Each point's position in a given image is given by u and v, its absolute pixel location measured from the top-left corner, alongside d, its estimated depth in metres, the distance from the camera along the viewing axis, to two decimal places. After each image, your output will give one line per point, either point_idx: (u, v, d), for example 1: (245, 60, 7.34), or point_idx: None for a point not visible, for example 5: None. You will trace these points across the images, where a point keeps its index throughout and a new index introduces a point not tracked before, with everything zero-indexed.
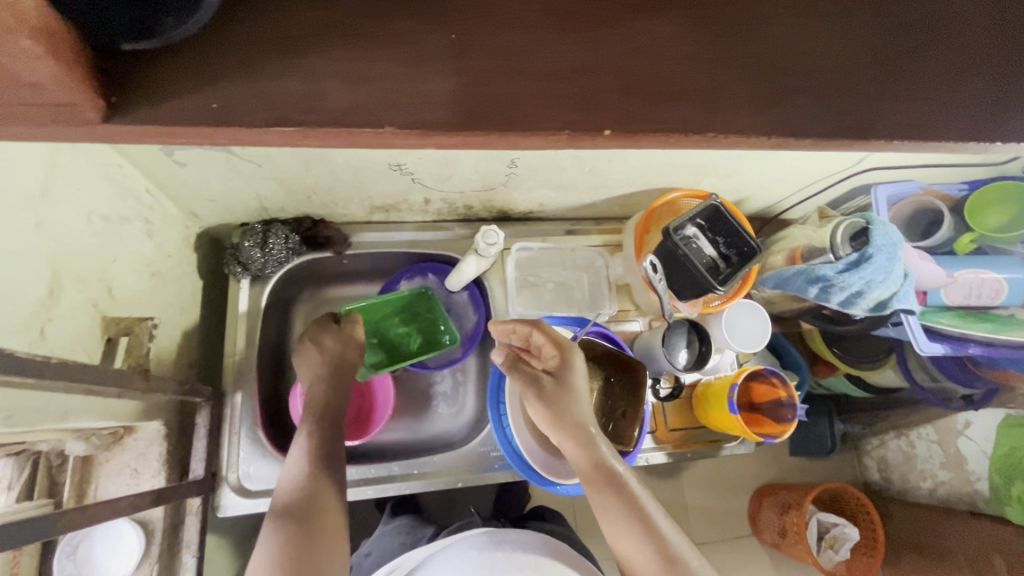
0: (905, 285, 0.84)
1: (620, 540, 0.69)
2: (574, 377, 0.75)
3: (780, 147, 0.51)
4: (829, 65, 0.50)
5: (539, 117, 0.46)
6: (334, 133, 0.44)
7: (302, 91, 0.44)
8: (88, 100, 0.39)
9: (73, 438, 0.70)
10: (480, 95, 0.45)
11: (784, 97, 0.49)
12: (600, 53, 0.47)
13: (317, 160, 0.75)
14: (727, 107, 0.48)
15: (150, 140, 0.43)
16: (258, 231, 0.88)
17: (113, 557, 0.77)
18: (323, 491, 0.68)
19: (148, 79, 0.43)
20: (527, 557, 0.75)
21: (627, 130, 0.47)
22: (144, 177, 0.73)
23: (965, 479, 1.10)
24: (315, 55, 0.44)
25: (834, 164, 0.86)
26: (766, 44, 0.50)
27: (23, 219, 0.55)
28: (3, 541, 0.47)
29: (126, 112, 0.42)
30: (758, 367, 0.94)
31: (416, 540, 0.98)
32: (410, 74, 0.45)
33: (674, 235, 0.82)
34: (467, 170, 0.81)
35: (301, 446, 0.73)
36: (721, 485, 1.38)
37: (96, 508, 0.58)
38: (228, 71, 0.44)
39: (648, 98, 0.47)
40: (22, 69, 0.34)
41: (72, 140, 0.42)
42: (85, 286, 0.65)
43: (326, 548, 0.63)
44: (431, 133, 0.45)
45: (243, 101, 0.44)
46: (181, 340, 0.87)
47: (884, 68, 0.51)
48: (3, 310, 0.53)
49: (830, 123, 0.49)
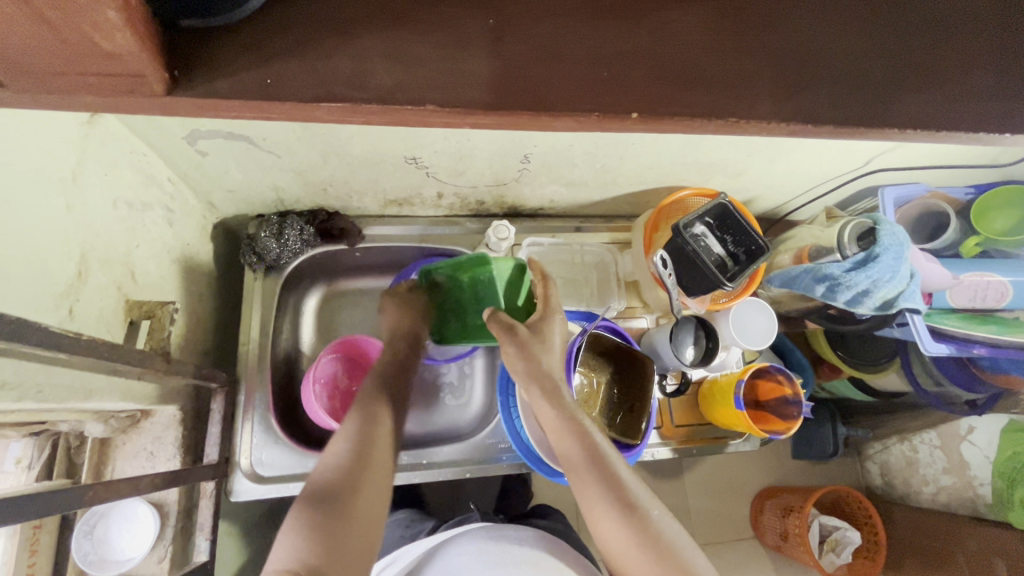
0: (910, 285, 0.86)
1: (596, 515, 0.67)
2: (554, 331, 0.75)
3: (799, 135, 0.52)
4: (851, 54, 0.52)
5: (570, 98, 0.48)
6: (378, 110, 0.46)
7: (348, 69, 0.46)
8: (157, 72, 0.41)
9: (93, 419, 0.72)
10: (514, 77, 0.47)
11: (805, 85, 0.51)
12: (631, 39, 0.49)
13: (336, 153, 0.76)
14: (752, 92, 0.50)
15: (199, 115, 0.45)
16: (274, 222, 0.90)
17: (131, 538, 0.79)
18: (362, 483, 0.64)
19: (196, 59, 0.44)
20: (524, 552, 0.76)
21: (656, 113, 0.48)
22: (167, 165, 0.75)
23: (967, 483, 1.12)
24: (357, 37, 0.46)
25: (842, 164, 0.87)
26: (791, 33, 0.51)
27: (54, 202, 0.57)
28: (31, 510, 0.48)
29: (189, 84, 0.44)
30: (765, 364, 0.95)
31: (415, 534, 0.99)
32: (448, 55, 0.47)
33: (685, 232, 0.83)
34: (481, 165, 0.83)
35: (348, 432, 0.69)
36: (724, 484, 1.38)
37: (118, 484, 0.59)
38: (283, 48, 0.45)
39: (676, 84, 0.49)
40: (107, 39, 0.36)
41: (128, 112, 0.44)
42: (111, 268, 0.67)
43: (354, 540, 0.59)
44: (467, 112, 0.46)
45: (293, 81, 0.45)
46: (197, 327, 0.89)
47: (902, 59, 0.52)
48: (36, 286, 0.55)
49: (849, 111, 0.51)
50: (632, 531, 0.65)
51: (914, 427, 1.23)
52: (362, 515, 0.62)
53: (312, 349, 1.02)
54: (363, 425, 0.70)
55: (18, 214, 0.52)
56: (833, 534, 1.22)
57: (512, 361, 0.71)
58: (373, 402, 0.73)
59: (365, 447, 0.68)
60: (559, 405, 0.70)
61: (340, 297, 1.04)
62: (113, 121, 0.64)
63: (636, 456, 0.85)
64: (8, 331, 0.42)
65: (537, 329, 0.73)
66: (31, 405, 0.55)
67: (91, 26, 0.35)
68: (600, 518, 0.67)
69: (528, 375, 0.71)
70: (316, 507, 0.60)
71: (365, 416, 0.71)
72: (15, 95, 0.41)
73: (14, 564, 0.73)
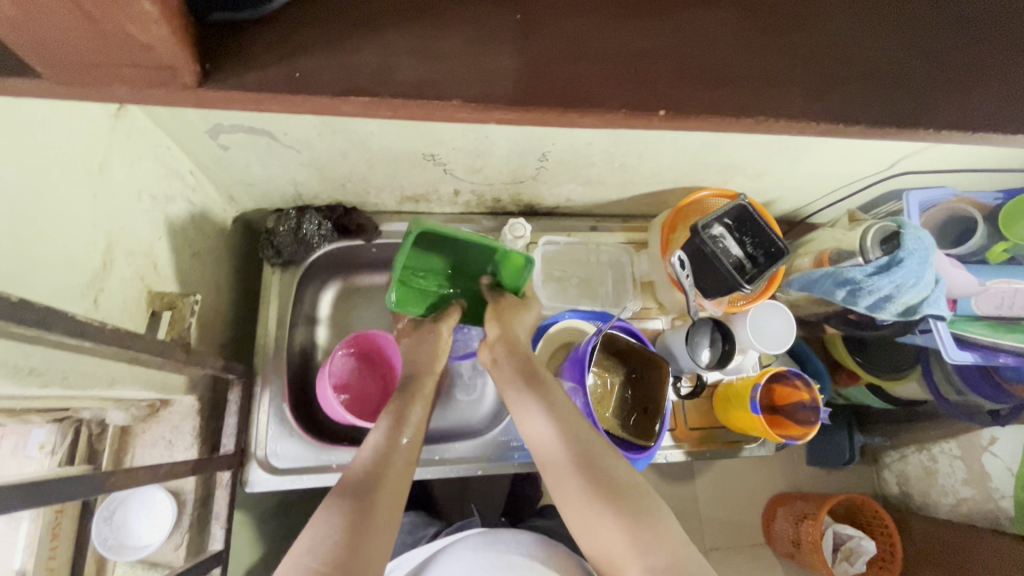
0: (936, 291, 0.83)
1: (575, 501, 0.65)
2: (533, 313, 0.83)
3: (830, 135, 0.51)
4: (883, 52, 0.51)
5: (596, 95, 0.47)
6: (406, 104, 0.46)
7: (377, 65, 0.46)
8: (188, 66, 0.42)
9: (114, 406, 0.73)
10: (543, 74, 0.47)
11: (838, 83, 0.50)
12: (659, 36, 0.48)
13: (355, 148, 0.77)
14: (781, 91, 0.49)
15: (229, 108, 0.46)
16: (292, 217, 0.90)
17: (148, 525, 0.80)
18: (385, 485, 0.65)
19: (227, 53, 0.45)
20: (522, 554, 0.70)
21: (683, 110, 0.48)
22: (189, 159, 0.76)
23: (988, 495, 1.09)
24: (387, 32, 0.46)
25: (866, 166, 0.86)
26: (824, 31, 0.50)
27: (82, 193, 0.58)
28: (57, 494, 0.49)
29: (219, 77, 0.44)
30: (783, 367, 0.94)
31: (417, 541, 0.97)
32: (476, 50, 0.47)
33: (702, 233, 0.82)
34: (499, 162, 0.83)
35: (378, 435, 0.71)
36: (736, 490, 1.37)
37: (137, 471, 0.60)
38: (311, 44, 0.46)
39: (704, 81, 0.48)
40: (141, 33, 0.37)
41: (164, 104, 0.45)
42: (134, 259, 0.68)
43: (375, 538, 0.59)
44: (494, 108, 0.46)
45: (325, 74, 0.45)
46: (217, 320, 0.90)
47: (937, 58, 0.51)
48: (63, 276, 0.56)
49: (881, 111, 0.50)
50: (610, 506, 0.62)
51: (934, 437, 1.20)
52: (381, 514, 0.61)
53: (327, 343, 1.03)
54: (391, 434, 0.72)
55: (47, 204, 0.54)
56: (847, 544, 1.19)
57: (493, 329, 0.80)
58: (401, 408, 0.76)
59: (390, 456, 0.69)
60: (536, 387, 0.74)
61: (355, 292, 1.04)
62: (139, 115, 0.65)
63: (649, 459, 0.83)
64: (34, 319, 0.43)
65: (519, 299, 0.84)
66: (57, 391, 0.56)
67: (128, 20, 0.35)
68: (577, 505, 0.65)
69: (504, 345, 0.79)
70: (343, 501, 0.61)
71: (393, 424, 0.74)
72: (53, 87, 0.42)
73: (36, 548, 0.76)
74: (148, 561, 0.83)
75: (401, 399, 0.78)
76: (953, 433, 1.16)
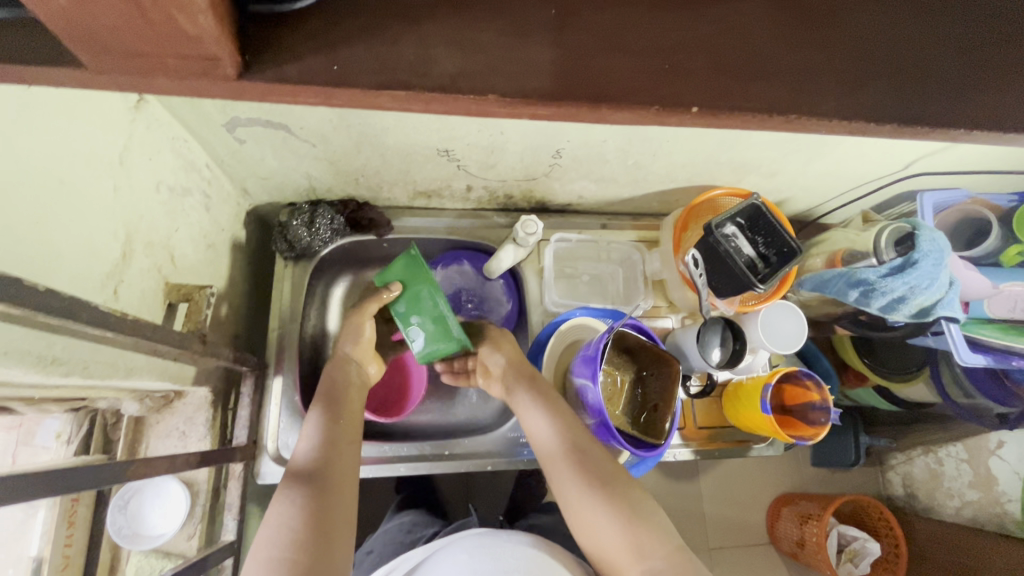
0: (950, 293, 0.82)
1: (566, 496, 0.68)
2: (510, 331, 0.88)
3: (861, 133, 0.51)
4: (914, 51, 0.51)
5: (631, 90, 0.47)
6: (442, 97, 0.46)
7: (413, 57, 0.46)
8: (228, 57, 0.42)
9: (129, 397, 0.74)
10: (578, 67, 0.47)
11: (872, 81, 0.50)
12: (694, 31, 0.48)
13: (370, 143, 0.77)
14: (816, 87, 0.49)
15: (262, 100, 0.46)
16: (306, 211, 0.91)
17: (161, 514, 0.82)
18: (336, 474, 0.63)
19: (260, 44, 0.45)
20: (519, 549, 0.70)
21: (715, 106, 0.48)
22: (206, 152, 0.77)
23: (994, 498, 1.09)
24: (424, 23, 0.47)
25: (880, 167, 0.85)
26: (858, 28, 0.50)
27: (101, 184, 0.59)
28: (77, 482, 0.49)
29: (256, 69, 0.44)
30: (794, 368, 0.93)
31: (415, 541, 0.95)
32: (513, 44, 0.47)
33: (716, 232, 0.81)
34: (513, 159, 0.83)
35: (317, 421, 0.69)
36: (742, 489, 1.37)
37: (155, 461, 0.60)
38: (348, 36, 0.46)
39: (739, 77, 0.48)
40: (185, 23, 0.37)
41: (201, 93, 0.45)
42: (153, 251, 0.68)
43: (334, 531, 0.57)
44: (528, 102, 0.46)
45: (362, 66, 0.46)
46: (230, 312, 0.90)
47: (971, 57, 0.51)
48: (83, 265, 0.56)
49: (914, 111, 0.50)
50: (604, 504, 0.65)
51: (940, 440, 1.20)
52: (338, 504, 0.60)
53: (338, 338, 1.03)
54: (331, 420, 0.70)
55: (70, 192, 0.54)
56: (852, 544, 1.19)
57: (497, 354, 0.83)
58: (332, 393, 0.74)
59: (334, 443, 0.67)
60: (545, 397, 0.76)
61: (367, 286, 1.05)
62: (158, 107, 0.66)
63: (658, 456, 0.84)
64: (60, 308, 0.44)
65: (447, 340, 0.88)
66: (77, 380, 0.56)
67: (173, 8, 0.35)
68: (572, 501, 0.67)
69: (513, 365, 0.82)
70: (296, 491, 0.59)
71: (334, 407, 0.71)
72: (92, 76, 0.42)
73: (53, 535, 0.78)
74: (160, 551, 0.83)
75: (331, 385, 0.75)
76: (960, 435, 1.16)
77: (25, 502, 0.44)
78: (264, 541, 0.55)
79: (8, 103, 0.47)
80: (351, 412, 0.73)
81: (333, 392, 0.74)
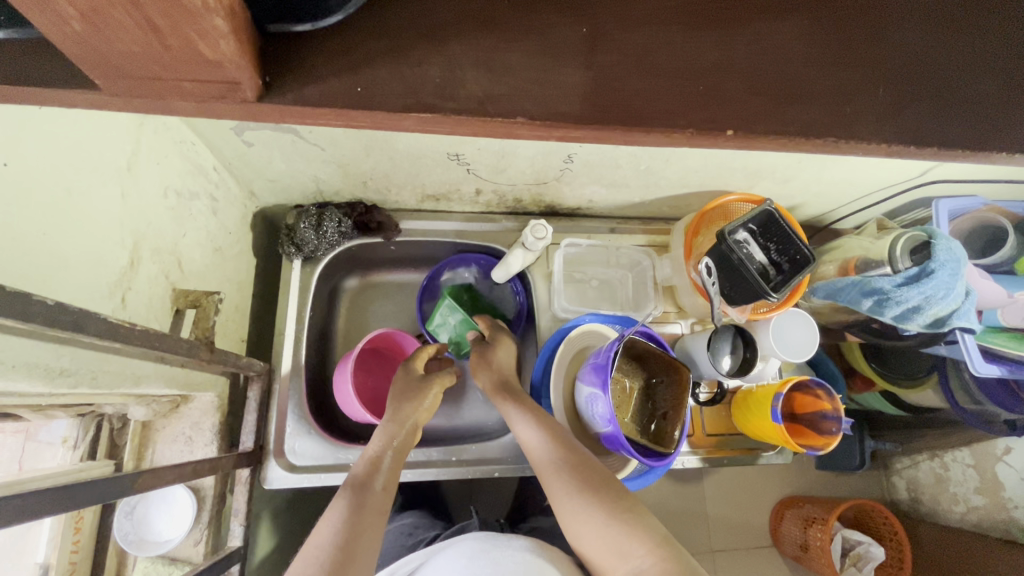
0: (966, 303, 0.81)
1: (590, 554, 0.65)
2: (506, 348, 0.89)
3: (896, 155, 0.51)
4: (953, 72, 0.51)
5: (662, 112, 0.47)
6: (468, 119, 0.46)
7: (441, 77, 0.46)
8: (250, 80, 0.41)
9: (136, 404, 0.73)
10: (608, 88, 0.47)
11: (908, 104, 0.50)
12: (729, 53, 0.48)
13: (380, 147, 0.75)
14: (851, 110, 0.49)
15: (280, 119, 0.46)
16: (313, 212, 0.89)
17: (168, 520, 0.82)
18: (359, 555, 0.59)
19: (281, 65, 0.45)
20: (519, 556, 0.69)
21: (749, 129, 0.48)
22: (213, 155, 0.75)
23: (1000, 505, 1.08)
24: (452, 43, 0.46)
25: (897, 175, 0.84)
26: (893, 49, 0.50)
27: (110, 192, 0.58)
28: (84, 499, 0.49)
29: (277, 91, 0.44)
30: (806, 377, 0.91)
31: (415, 545, 0.95)
32: (544, 64, 0.47)
33: (729, 238, 0.79)
34: (524, 163, 0.81)
35: (370, 450, 0.74)
36: (747, 493, 1.36)
37: (164, 471, 0.60)
38: (370, 56, 0.46)
39: (774, 101, 0.48)
40: (204, 47, 0.36)
41: (221, 113, 0.44)
42: (160, 257, 0.68)
43: (361, 559, 0.59)
44: (558, 125, 0.46)
45: (382, 87, 0.45)
46: (238, 316, 0.90)
47: (1002, 83, 0.51)
48: (92, 278, 0.56)
49: (948, 133, 0.50)
50: (624, 529, 0.63)
51: (947, 445, 1.19)
52: (374, 521, 0.64)
53: (346, 340, 1.04)
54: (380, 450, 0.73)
55: (76, 204, 0.53)
56: (855, 548, 1.18)
57: (480, 376, 0.87)
58: (390, 424, 0.78)
59: (359, 518, 0.63)
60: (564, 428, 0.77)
61: (374, 289, 1.06)
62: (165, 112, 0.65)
63: (667, 466, 0.83)
64: (69, 321, 0.43)
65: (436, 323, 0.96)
66: (85, 391, 0.56)
67: (197, 35, 0.34)
68: (596, 555, 0.64)
69: (507, 389, 0.83)
70: (335, 509, 0.63)
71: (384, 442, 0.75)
72: (108, 98, 0.42)
73: (59, 542, 0.77)
74: (166, 557, 0.84)
75: (394, 414, 0.80)
76: (966, 442, 1.14)
77: (39, 519, 0.44)
78: (309, 551, 0.58)
79: (10, 115, 0.46)
80: (400, 446, 0.76)
81: (390, 422, 0.78)
